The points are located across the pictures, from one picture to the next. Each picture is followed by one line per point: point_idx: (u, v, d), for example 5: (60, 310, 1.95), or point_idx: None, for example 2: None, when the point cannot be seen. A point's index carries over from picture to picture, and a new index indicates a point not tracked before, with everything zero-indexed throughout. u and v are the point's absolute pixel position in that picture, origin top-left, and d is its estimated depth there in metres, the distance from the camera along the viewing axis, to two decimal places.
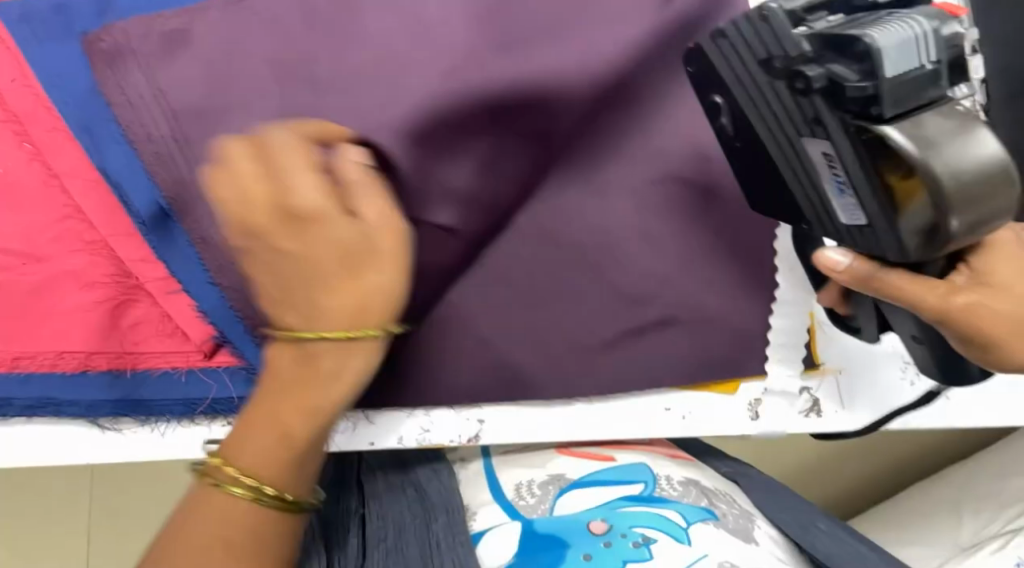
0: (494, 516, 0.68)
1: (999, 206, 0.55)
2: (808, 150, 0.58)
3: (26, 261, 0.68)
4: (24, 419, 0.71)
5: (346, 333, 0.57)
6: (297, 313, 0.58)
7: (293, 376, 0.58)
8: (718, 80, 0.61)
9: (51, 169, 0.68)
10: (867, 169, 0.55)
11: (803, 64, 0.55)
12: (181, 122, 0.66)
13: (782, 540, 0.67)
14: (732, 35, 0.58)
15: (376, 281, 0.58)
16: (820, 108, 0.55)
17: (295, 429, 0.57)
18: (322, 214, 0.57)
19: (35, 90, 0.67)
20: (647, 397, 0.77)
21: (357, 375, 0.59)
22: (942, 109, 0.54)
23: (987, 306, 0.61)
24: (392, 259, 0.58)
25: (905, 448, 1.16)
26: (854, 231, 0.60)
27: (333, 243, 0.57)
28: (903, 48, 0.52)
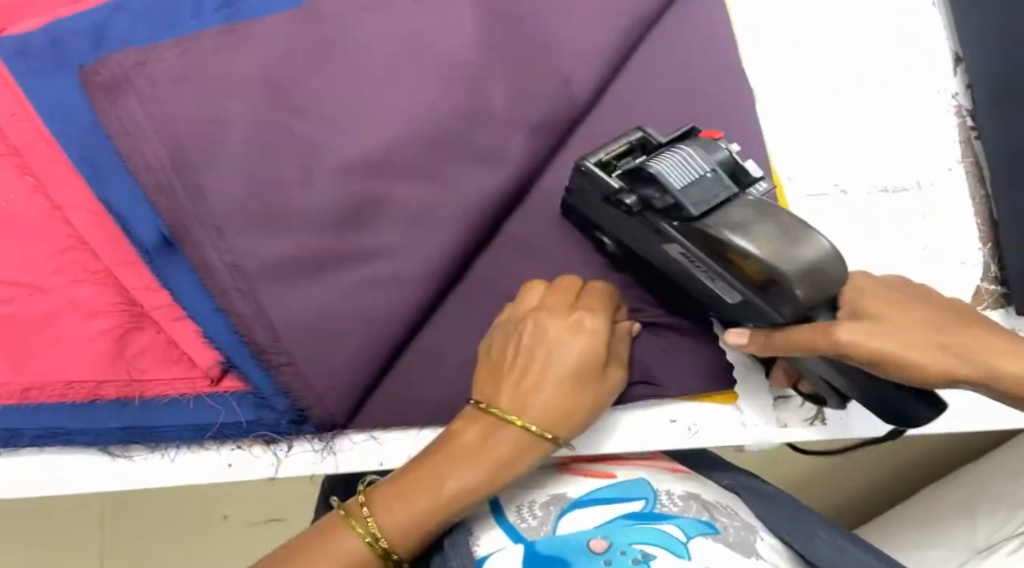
0: (494, 541, 0.65)
1: (824, 261, 0.60)
2: (668, 254, 0.68)
3: (33, 292, 0.69)
4: (37, 449, 0.72)
5: (539, 431, 0.63)
6: (512, 399, 0.63)
7: (468, 448, 0.62)
8: (592, 223, 0.73)
9: (53, 201, 0.70)
10: (722, 263, 0.63)
11: (622, 194, 0.68)
12: (180, 149, 0.66)
13: (782, 550, 0.67)
14: (579, 189, 0.72)
15: (543, 401, 0.63)
16: (655, 221, 0.66)
17: (439, 500, 0.60)
18: (582, 329, 0.67)
19: (34, 123, 0.69)
20: (651, 409, 0.79)
21: (529, 465, 0.62)
22: (740, 200, 0.64)
23: (872, 334, 0.61)
24: (589, 386, 0.66)
25: (915, 452, 1.16)
26: (744, 309, 0.65)
27: (552, 367, 0.65)
28: (676, 168, 0.64)
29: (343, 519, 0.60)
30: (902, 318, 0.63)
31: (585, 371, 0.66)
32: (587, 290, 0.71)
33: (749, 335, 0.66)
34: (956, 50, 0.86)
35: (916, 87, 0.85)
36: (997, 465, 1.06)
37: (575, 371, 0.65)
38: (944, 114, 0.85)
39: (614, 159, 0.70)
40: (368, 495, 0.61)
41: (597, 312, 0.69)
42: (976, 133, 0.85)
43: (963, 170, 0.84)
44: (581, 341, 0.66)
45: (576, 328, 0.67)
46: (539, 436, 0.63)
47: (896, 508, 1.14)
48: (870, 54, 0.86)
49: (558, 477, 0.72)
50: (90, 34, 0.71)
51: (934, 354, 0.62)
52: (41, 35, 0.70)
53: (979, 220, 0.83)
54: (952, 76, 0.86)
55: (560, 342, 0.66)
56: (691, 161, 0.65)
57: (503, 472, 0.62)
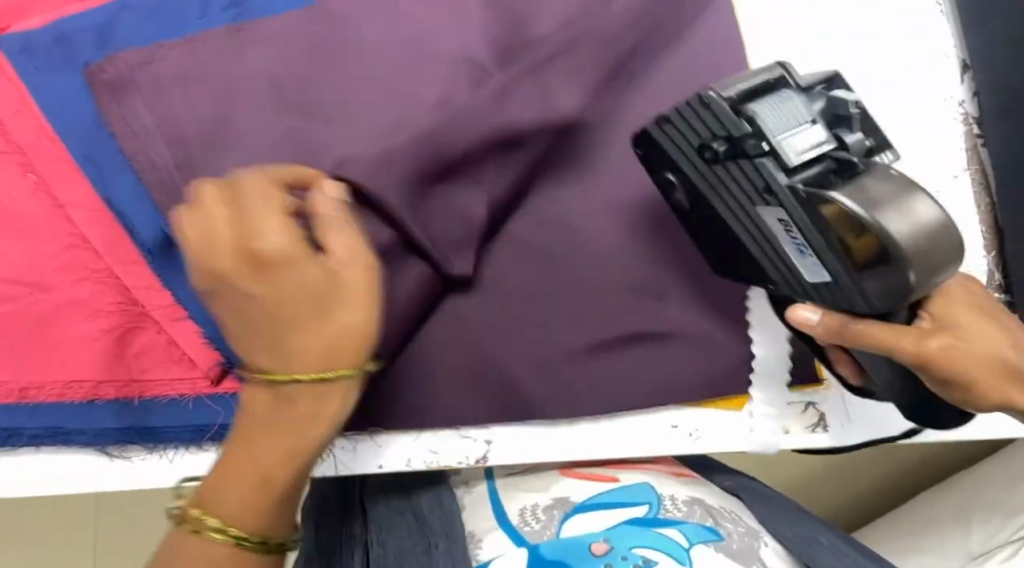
0: (496, 544, 0.67)
1: (937, 256, 0.58)
2: (763, 218, 0.63)
3: (33, 290, 0.69)
4: (34, 448, 0.72)
5: (319, 373, 0.55)
6: (263, 355, 0.56)
7: (263, 419, 0.56)
8: (668, 160, 0.68)
9: (56, 199, 0.69)
10: (826, 233, 0.60)
11: (744, 139, 0.61)
12: (184, 147, 0.66)
13: (786, 556, 0.67)
14: (676, 120, 0.65)
15: (297, 346, 0.55)
16: (769, 176, 0.61)
17: (255, 473, 0.55)
18: (280, 263, 0.54)
19: (39, 120, 0.68)
20: (654, 413, 0.78)
21: (344, 405, 0.58)
22: (874, 172, 0.60)
23: (955, 349, 0.63)
24: (357, 307, 0.56)
25: (915, 457, 1.16)
26: (823, 289, 0.64)
27: (270, 301, 0.55)
28: (778, 114, 0.61)
29: (181, 531, 0.55)
30: (975, 331, 0.65)
31: (313, 305, 0.55)
32: (318, 189, 0.59)
33: (820, 315, 0.64)
34: (964, 57, 0.86)
35: (924, 93, 0.85)
36: (993, 470, 1.06)
37: (314, 304, 0.55)
38: (951, 121, 0.85)
39: (742, 97, 0.62)
40: (198, 498, 0.55)
41: (327, 207, 0.57)
42: (982, 140, 0.85)
43: (969, 178, 0.84)
44: (314, 271, 0.55)
45: (352, 249, 0.56)
46: (325, 382, 0.56)
47: (890, 513, 1.13)
48: (878, 58, 0.85)
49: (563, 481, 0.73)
50: (95, 31, 0.71)
51: (1000, 377, 0.65)
52: (45, 32, 0.70)
53: (984, 228, 0.83)
54: (959, 82, 0.86)
55: (333, 267, 0.55)
56: (796, 111, 0.62)
57: (315, 424, 0.57)
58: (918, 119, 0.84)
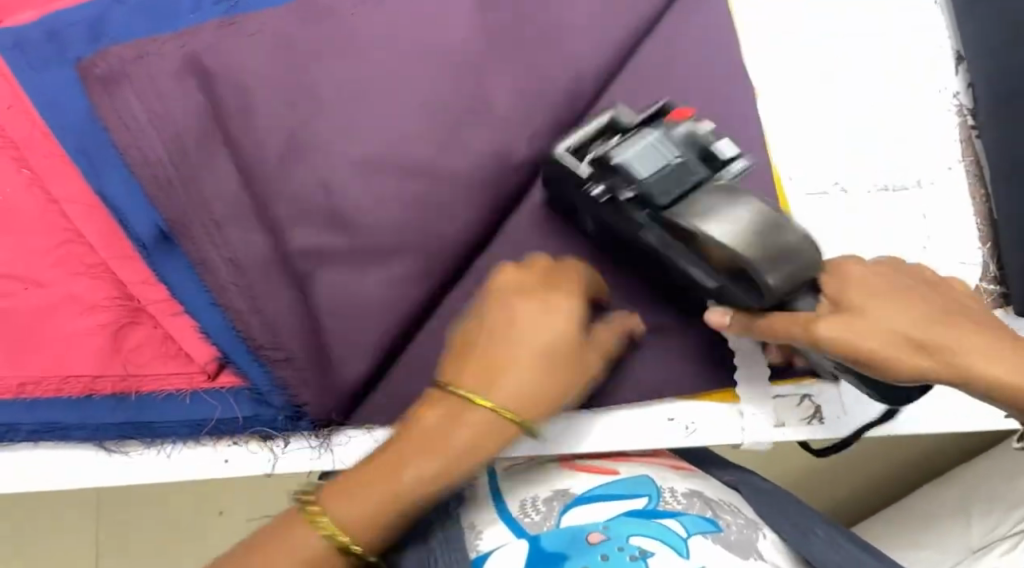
0: (496, 536, 0.65)
1: (796, 256, 0.60)
2: (648, 242, 0.67)
3: (28, 286, 0.69)
4: (32, 444, 0.72)
5: (508, 413, 0.59)
6: (478, 379, 0.59)
7: (433, 431, 0.59)
8: (570, 204, 0.72)
9: (50, 194, 0.70)
10: (695, 251, 0.62)
11: (595, 183, 0.66)
12: (178, 142, 0.66)
13: (785, 548, 0.67)
14: (557, 174, 0.70)
15: (512, 384, 0.59)
16: (635, 211, 0.65)
17: (396, 488, 0.58)
18: (539, 297, 0.62)
19: (32, 115, 0.69)
20: (650, 407, 0.78)
21: (491, 450, 0.59)
22: (702, 190, 0.62)
23: (849, 326, 0.61)
24: (579, 360, 0.63)
25: (915, 451, 1.16)
26: (721, 295, 0.66)
27: (523, 352, 0.60)
28: (645, 156, 0.63)
29: (297, 514, 0.58)
30: (880, 310, 0.62)
31: (561, 352, 0.61)
32: (563, 269, 0.66)
33: (732, 316, 0.67)
34: (958, 49, 0.86)
35: (918, 85, 0.85)
36: (993, 463, 1.06)
37: (546, 349, 0.60)
38: (945, 113, 0.85)
39: (587, 143, 0.68)
40: (321, 495, 0.58)
41: (571, 297, 0.63)
42: (976, 132, 0.85)
43: (963, 169, 0.84)
44: (555, 322, 0.61)
45: (565, 317, 0.62)
46: (511, 421, 0.59)
47: (890, 508, 1.13)
48: (872, 64, 0.85)
49: (564, 473, 0.72)
50: (87, 27, 0.71)
51: (907, 353, 0.62)
52: (38, 28, 0.70)
53: (978, 219, 0.83)
54: (953, 74, 0.86)
55: (534, 324, 0.61)
56: (654, 148, 0.63)
57: (461, 461, 0.58)
58: (913, 112, 0.84)
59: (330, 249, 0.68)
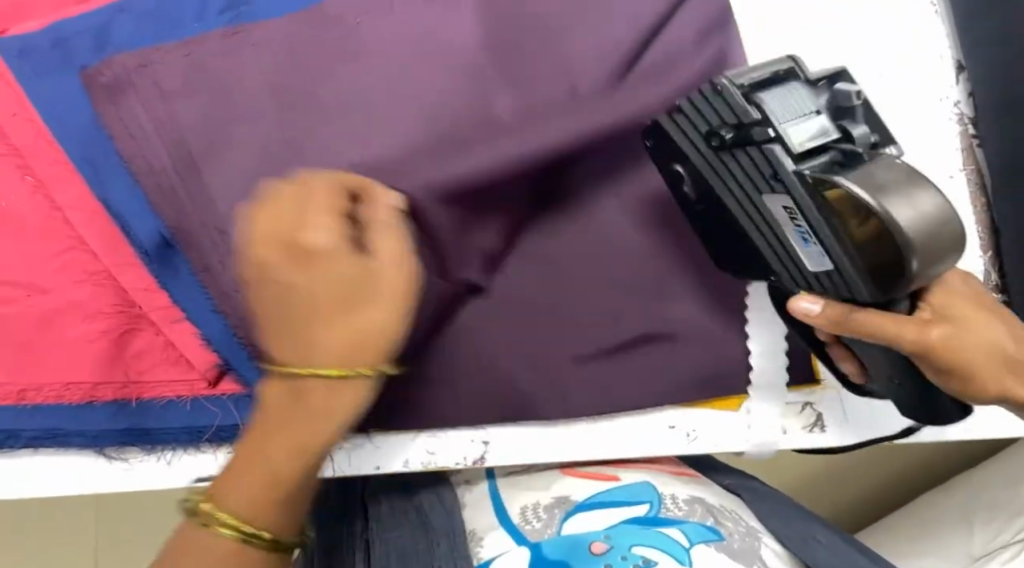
0: (499, 542, 0.67)
1: (941, 240, 0.58)
2: (770, 206, 0.63)
3: (30, 292, 0.69)
4: (32, 450, 0.71)
5: (339, 371, 0.55)
6: (296, 350, 0.55)
7: (282, 409, 0.56)
8: (680, 152, 0.68)
9: (54, 201, 0.69)
10: (827, 216, 0.59)
11: (755, 127, 0.61)
12: (182, 149, 0.66)
13: (787, 557, 0.67)
14: (687, 111, 0.65)
15: (323, 346, 0.55)
16: (775, 162, 0.60)
17: (279, 470, 0.56)
18: (319, 258, 0.55)
19: (36, 122, 0.68)
20: (652, 414, 0.78)
21: (354, 406, 0.57)
22: (882, 160, 0.60)
23: (958, 337, 0.64)
24: (390, 313, 0.56)
25: (917, 455, 1.17)
26: (825, 278, 0.63)
27: (350, 317, 0.55)
28: (784, 102, 0.61)
29: (190, 522, 0.56)
30: (980, 329, 0.66)
31: (350, 303, 0.55)
32: (290, 187, 0.57)
33: (823, 304, 0.64)
34: (960, 59, 0.86)
35: (920, 93, 0.85)
36: (1000, 470, 1.05)
37: (340, 304, 0.55)
38: (946, 122, 0.85)
39: (754, 83, 0.63)
40: (209, 492, 0.56)
41: (382, 226, 0.57)
42: (977, 141, 0.85)
43: (964, 178, 0.84)
44: (342, 265, 0.55)
45: (396, 255, 0.57)
46: (346, 378, 0.56)
47: (891, 514, 1.14)
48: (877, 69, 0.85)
49: (565, 481, 0.73)
50: (93, 34, 0.71)
51: (990, 367, 0.66)
52: (43, 34, 0.70)
53: (981, 228, 0.84)
54: (955, 84, 0.86)
55: (313, 272, 0.55)
56: (802, 103, 0.61)
57: (332, 420, 0.56)
58: (915, 119, 0.84)
59: None
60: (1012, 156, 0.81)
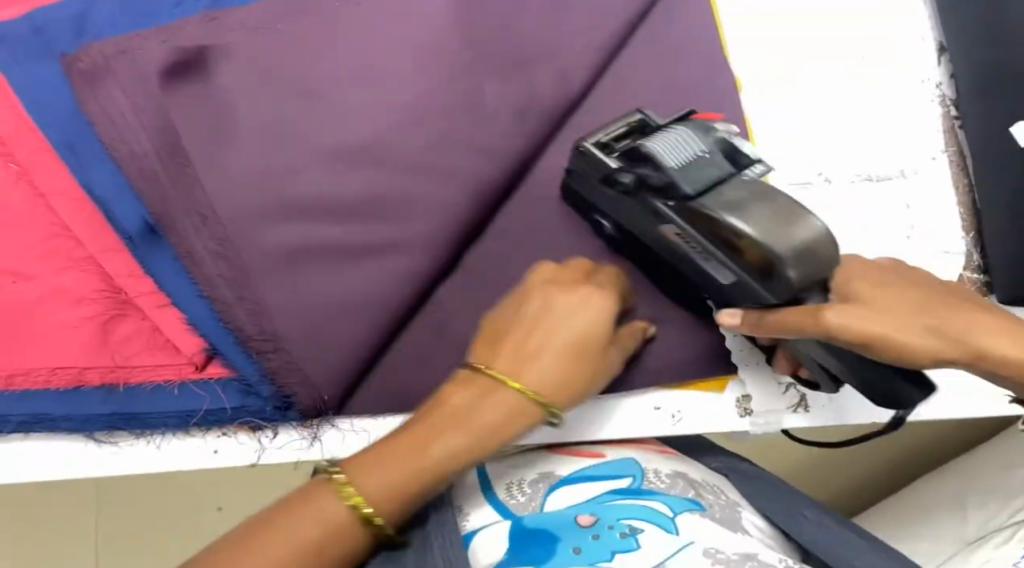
0: (486, 515, 0.65)
1: (824, 245, 0.62)
2: (667, 236, 0.67)
3: (17, 279, 0.69)
4: (24, 435, 0.72)
5: (536, 395, 0.62)
6: (505, 363, 0.62)
7: (461, 412, 0.61)
8: (591, 204, 0.72)
9: (38, 189, 0.69)
10: (712, 242, 0.64)
11: (617, 174, 0.67)
12: (167, 138, 0.66)
13: (767, 530, 0.68)
14: (579, 171, 0.71)
15: (540, 370, 0.62)
16: (654, 205, 0.66)
17: (430, 465, 0.59)
18: (590, 298, 0.66)
19: (18, 110, 0.68)
20: (635, 397, 0.79)
21: (509, 433, 0.61)
22: (739, 178, 0.65)
23: (865, 317, 0.63)
24: (595, 357, 0.65)
25: (920, 440, 1.17)
26: (734, 291, 0.66)
27: (552, 336, 0.63)
28: (672, 150, 0.65)
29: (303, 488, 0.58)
30: (897, 300, 0.66)
31: (590, 341, 0.65)
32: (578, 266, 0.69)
33: (741, 316, 0.66)
34: (942, 40, 0.86)
35: (899, 75, 0.86)
36: (1000, 455, 1.05)
37: (584, 337, 0.64)
38: (928, 104, 0.85)
39: (615, 140, 0.70)
40: (352, 469, 0.59)
41: (606, 290, 0.67)
42: (959, 122, 0.85)
43: (947, 159, 0.84)
44: (587, 314, 0.65)
45: (595, 300, 0.66)
46: (534, 405, 0.62)
47: (889, 499, 1.15)
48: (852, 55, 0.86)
49: (552, 456, 0.72)
50: (72, 21, 0.71)
51: (922, 337, 0.64)
52: (25, 23, 0.70)
53: (961, 210, 0.83)
54: (936, 65, 0.86)
55: (564, 314, 0.64)
56: (682, 141, 0.66)
57: (494, 437, 0.61)
58: (897, 99, 0.85)
59: (324, 242, 0.69)
60: (990, 139, 0.82)
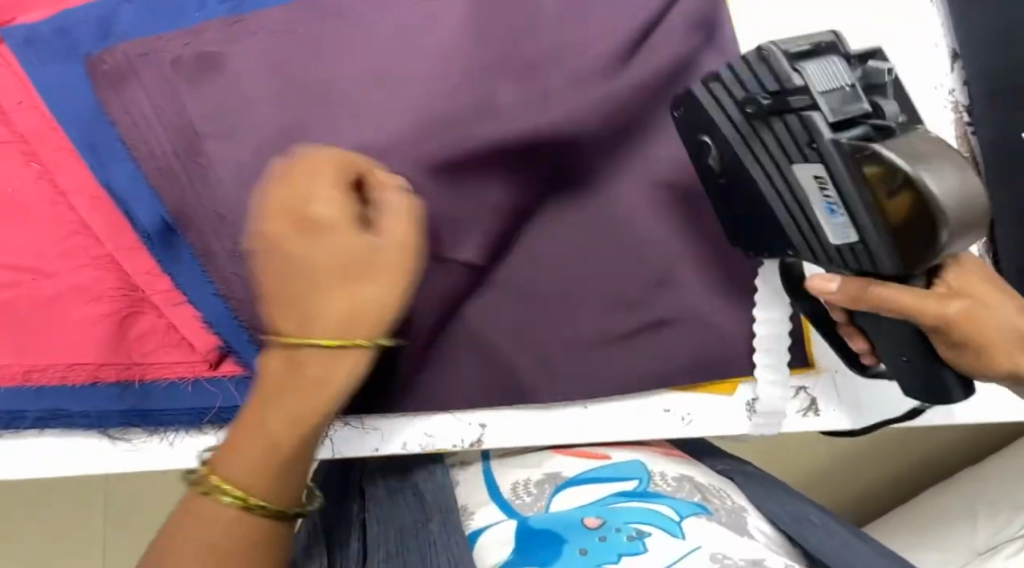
0: (492, 514, 0.69)
1: (975, 208, 0.57)
2: (798, 176, 0.62)
3: (36, 276, 0.70)
4: (38, 432, 0.73)
5: (334, 341, 0.56)
6: (293, 318, 0.57)
7: (304, 377, 0.57)
8: (709, 122, 0.66)
9: (59, 187, 0.70)
10: (858, 192, 0.58)
11: (795, 91, 0.59)
12: (184, 138, 0.67)
13: (774, 533, 0.69)
14: (728, 81, 0.63)
15: (366, 296, 0.57)
16: (815, 134, 0.58)
17: (278, 436, 0.57)
18: (305, 220, 0.57)
19: (42, 110, 0.70)
20: (646, 399, 0.79)
21: (351, 376, 0.57)
22: (914, 131, 0.59)
23: (975, 311, 0.65)
24: (375, 275, 0.57)
25: (928, 449, 1.18)
26: (847, 251, 0.62)
27: (316, 270, 0.57)
28: (824, 75, 0.59)
29: (193, 496, 0.57)
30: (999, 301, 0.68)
31: (359, 262, 0.57)
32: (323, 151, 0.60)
33: (837, 282, 0.65)
34: (954, 47, 0.87)
35: (913, 80, 0.86)
36: (1008, 465, 1.07)
37: (341, 259, 0.57)
38: (941, 110, 0.86)
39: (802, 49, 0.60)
40: (213, 465, 0.57)
41: (329, 197, 0.57)
42: (971, 128, 0.86)
43: None
44: (330, 232, 0.57)
45: (335, 203, 0.57)
46: (343, 348, 0.57)
47: (899, 509, 1.15)
48: None
49: (557, 456, 0.77)
50: (95, 21, 0.72)
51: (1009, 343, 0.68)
52: (48, 24, 0.71)
53: None
54: (949, 72, 0.87)
55: (306, 243, 0.57)
56: None
57: (332, 387, 0.57)
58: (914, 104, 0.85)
59: None
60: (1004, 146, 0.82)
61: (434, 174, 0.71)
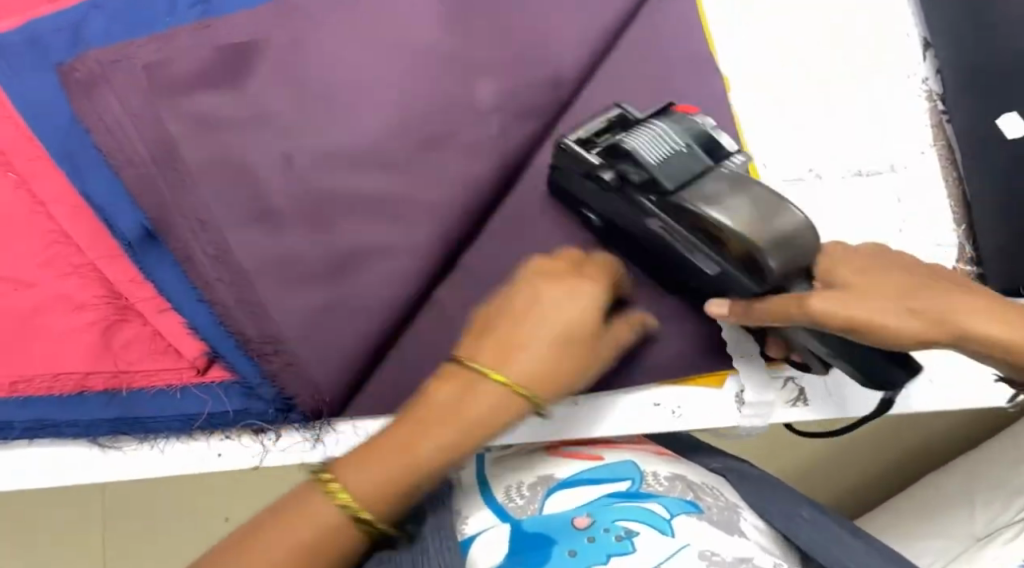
0: (481, 520, 0.65)
1: (800, 235, 0.65)
2: (647, 234, 0.70)
3: (18, 286, 0.70)
4: (27, 441, 0.73)
5: (520, 389, 0.60)
6: (491, 356, 0.61)
7: (447, 406, 0.60)
8: (577, 199, 0.73)
9: (37, 197, 0.70)
10: (696, 237, 0.66)
11: (601, 172, 0.69)
12: (164, 146, 0.67)
13: (766, 530, 0.68)
14: (562, 167, 0.72)
15: (524, 362, 0.61)
16: (636, 199, 0.68)
17: (418, 465, 0.59)
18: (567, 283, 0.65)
19: (15, 120, 0.70)
20: (634, 394, 0.80)
21: (505, 422, 0.61)
22: (718, 172, 0.67)
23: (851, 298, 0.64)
24: (579, 346, 0.64)
25: (920, 437, 1.18)
26: (721, 282, 0.67)
27: (537, 328, 0.62)
28: (652, 146, 0.67)
29: (313, 488, 0.58)
30: (887, 281, 0.67)
31: (578, 333, 0.64)
32: (587, 258, 0.70)
33: (728, 305, 0.68)
34: (926, 36, 0.87)
35: (886, 69, 0.86)
36: (1001, 450, 1.07)
37: (565, 332, 0.63)
38: (914, 99, 0.86)
39: (591, 136, 0.71)
40: (339, 469, 0.59)
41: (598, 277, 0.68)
42: (946, 116, 0.86)
43: (935, 153, 0.85)
44: (577, 305, 0.64)
45: (568, 291, 0.65)
46: (522, 397, 0.61)
47: (894, 500, 1.15)
48: (839, 49, 0.87)
49: (550, 459, 0.73)
50: (67, 30, 0.72)
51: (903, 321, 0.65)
52: (20, 34, 0.71)
53: (953, 202, 0.84)
54: (922, 60, 0.87)
55: (557, 304, 0.64)
56: (660, 138, 0.68)
57: (482, 430, 0.60)
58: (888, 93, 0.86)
59: (319, 248, 0.70)
60: (982, 129, 0.83)
61: (412, 175, 0.72)
